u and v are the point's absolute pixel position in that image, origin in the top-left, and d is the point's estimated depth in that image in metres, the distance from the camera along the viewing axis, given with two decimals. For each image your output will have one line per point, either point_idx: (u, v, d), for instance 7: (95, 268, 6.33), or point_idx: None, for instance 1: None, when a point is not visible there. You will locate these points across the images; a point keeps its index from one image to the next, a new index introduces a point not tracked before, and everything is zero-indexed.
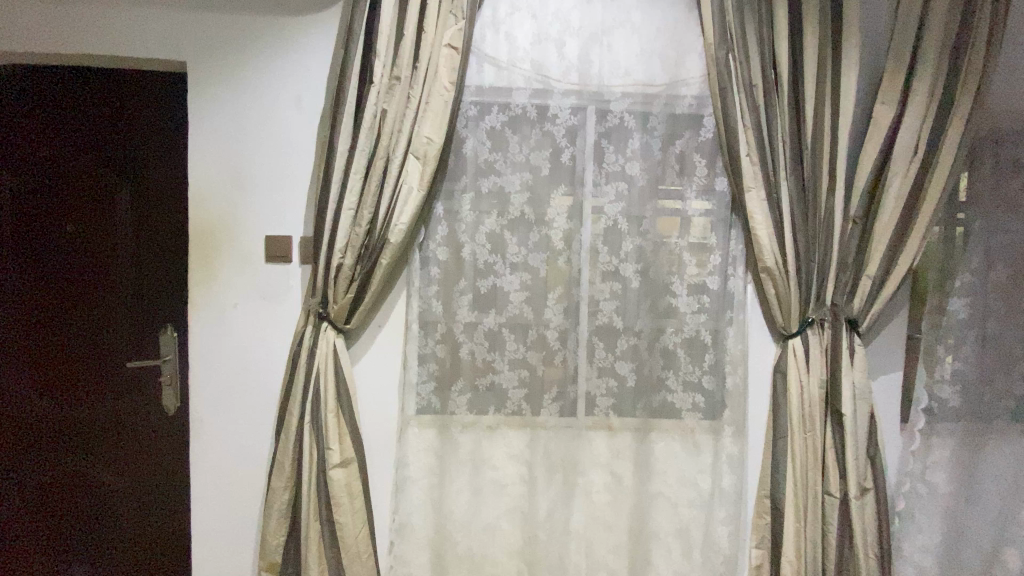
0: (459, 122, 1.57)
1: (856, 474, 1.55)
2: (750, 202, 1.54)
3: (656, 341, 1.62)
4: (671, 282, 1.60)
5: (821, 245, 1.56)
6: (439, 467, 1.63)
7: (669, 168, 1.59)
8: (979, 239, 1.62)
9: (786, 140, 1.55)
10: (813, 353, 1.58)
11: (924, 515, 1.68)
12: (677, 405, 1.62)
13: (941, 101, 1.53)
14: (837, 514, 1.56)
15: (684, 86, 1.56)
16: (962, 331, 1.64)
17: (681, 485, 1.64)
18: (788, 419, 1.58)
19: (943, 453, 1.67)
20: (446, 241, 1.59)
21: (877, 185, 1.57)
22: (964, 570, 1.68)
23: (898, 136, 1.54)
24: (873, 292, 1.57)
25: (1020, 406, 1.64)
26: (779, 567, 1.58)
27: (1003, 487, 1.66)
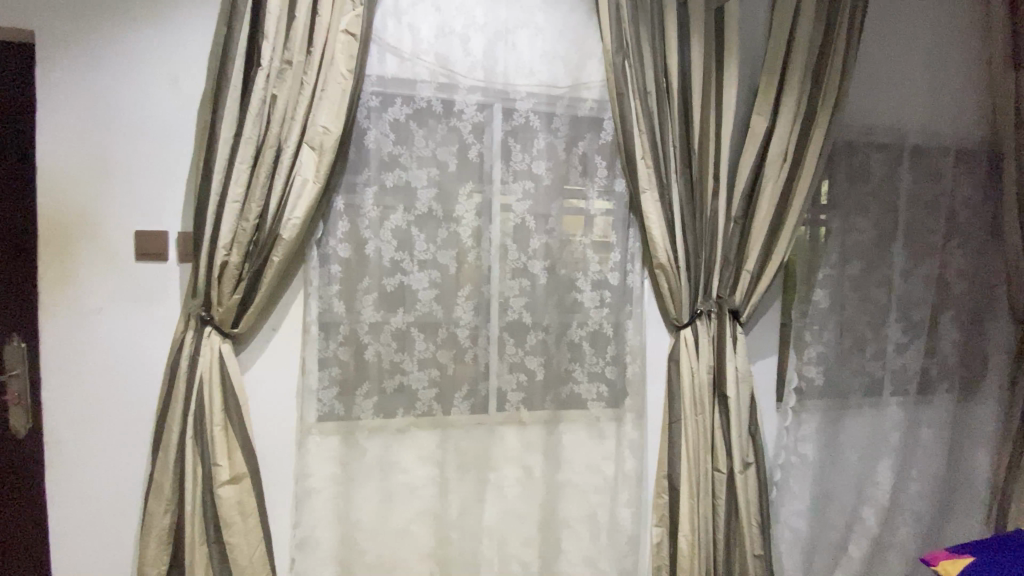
0: (360, 113, 1.50)
1: (739, 449, 1.71)
2: (646, 203, 1.64)
3: (564, 336, 1.66)
4: (577, 278, 1.65)
5: (708, 242, 1.69)
6: (344, 474, 1.55)
7: (573, 168, 1.63)
8: (837, 237, 1.84)
9: (676, 145, 1.65)
10: (702, 341, 1.71)
11: (798, 483, 1.88)
12: (583, 396, 1.68)
13: (804, 114, 1.72)
14: (725, 488, 1.70)
15: (586, 89, 1.61)
16: (825, 319, 1.85)
17: (587, 472, 1.70)
18: (682, 404, 1.70)
19: (812, 427, 1.88)
20: (348, 237, 1.51)
21: (755, 186, 1.72)
22: (831, 528, 1.91)
23: (772, 144, 1.70)
24: (751, 285, 1.74)
25: (868, 381, 1.90)
26: (677, 542, 1.69)
27: (858, 452, 1.91)
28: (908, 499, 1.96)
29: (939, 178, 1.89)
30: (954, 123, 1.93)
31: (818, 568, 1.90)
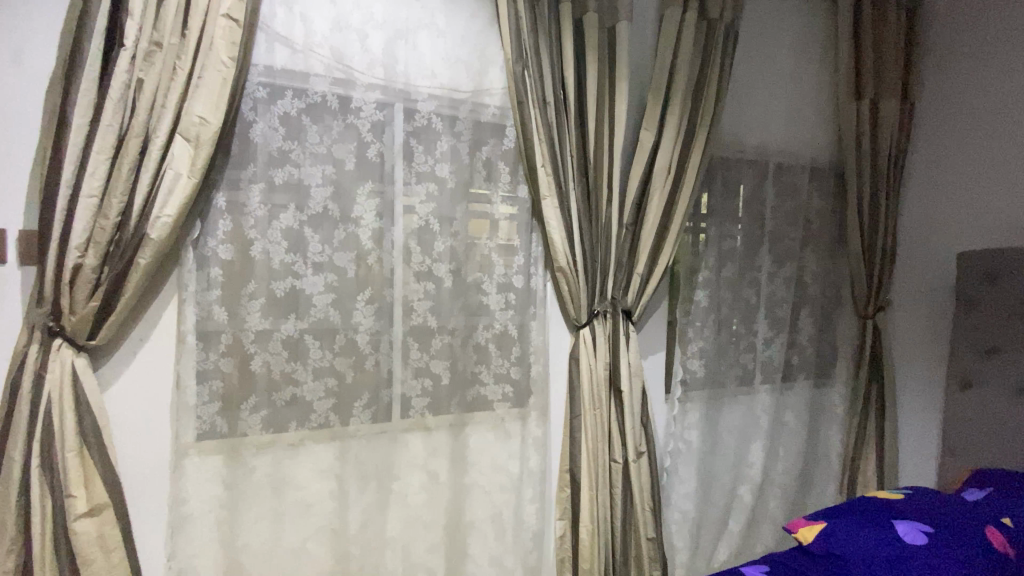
0: (245, 104, 1.40)
1: (634, 440, 1.83)
2: (546, 209, 1.70)
3: (469, 339, 1.67)
4: (481, 281, 1.67)
5: (603, 247, 1.79)
6: (229, 495, 1.43)
7: (476, 173, 1.65)
8: (715, 243, 2.04)
9: (573, 153, 1.74)
10: (599, 340, 1.80)
11: (686, 468, 2.05)
12: (489, 397, 1.70)
13: (685, 131, 1.89)
14: (621, 478, 1.81)
15: (488, 95, 1.64)
16: (705, 318, 2.04)
17: (493, 472, 1.72)
18: (582, 400, 1.78)
19: (696, 416, 2.06)
20: (231, 238, 1.40)
21: (644, 195, 1.86)
22: (714, 507, 2.10)
23: (658, 157, 1.85)
24: (641, 286, 1.87)
25: (742, 372, 2.13)
26: (578, 534, 1.77)
27: (735, 436, 2.13)
28: (776, 475, 2.22)
29: (796, 193, 2.17)
30: (808, 144, 2.22)
31: (704, 544, 2.09)
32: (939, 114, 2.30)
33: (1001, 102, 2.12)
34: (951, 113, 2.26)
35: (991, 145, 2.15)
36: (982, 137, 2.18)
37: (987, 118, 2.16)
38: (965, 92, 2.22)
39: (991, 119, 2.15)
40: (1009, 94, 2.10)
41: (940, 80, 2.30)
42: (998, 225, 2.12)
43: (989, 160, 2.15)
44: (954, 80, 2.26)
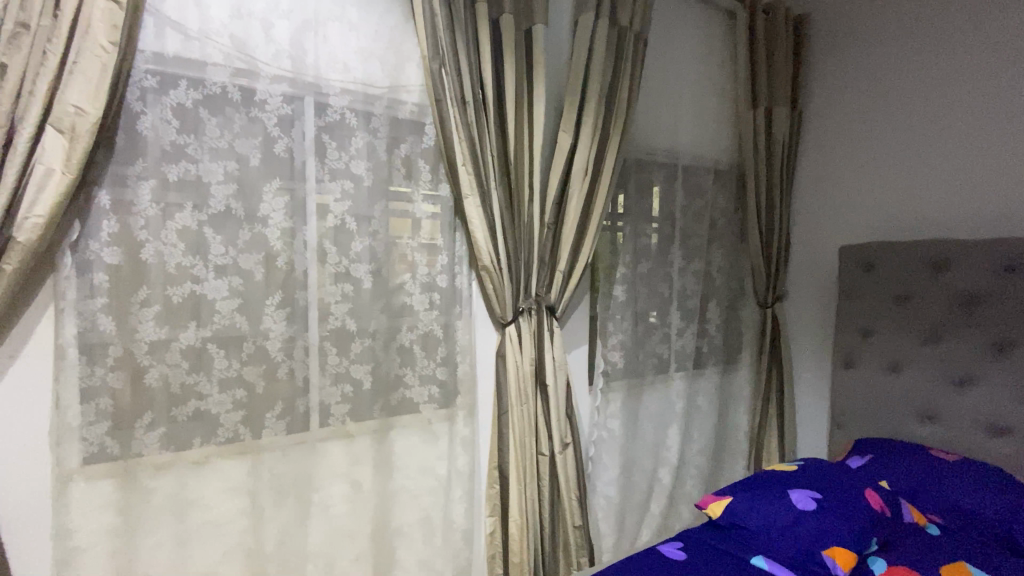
0: (131, 93, 1.28)
1: (559, 433, 1.87)
2: (468, 208, 1.69)
3: (391, 341, 1.63)
4: (403, 281, 1.63)
5: (526, 245, 1.82)
6: (125, 523, 1.30)
7: (395, 170, 1.61)
8: (631, 240, 2.15)
9: (493, 152, 1.74)
10: (524, 337, 1.83)
11: (609, 456, 2.14)
12: (414, 399, 1.67)
13: (601, 133, 1.96)
14: (548, 469, 1.86)
15: (405, 92, 1.61)
16: (624, 312, 2.14)
17: (420, 475, 1.70)
18: (508, 397, 1.80)
19: (617, 406, 2.15)
20: (118, 241, 1.27)
21: (563, 195, 1.91)
22: (636, 491, 2.21)
23: (575, 157, 1.90)
24: (563, 283, 1.92)
25: (658, 361, 2.26)
26: (507, 529, 1.79)
27: (653, 422, 2.26)
28: (691, 456, 2.38)
29: (702, 192, 2.33)
30: (712, 147, 2.38)
31: (628, 527, 2.19)
32: (822, 120, 2.52)
33: (875, 110, 2.34)
34: (831, 119, 2.49)
35: (868, 148, 2.37)
36: (861, 141, 2.40)
37: (864, 123, 2.38)
38: (842, 101, 2.45)
39: (867, 125, 2.37)
40: (881, 103, 2.33)
41: (821, 89, 2.51)
42: (876, 220, 2.35)
43: (867, 161, 2.38)
44: (836, 89, 2.47)
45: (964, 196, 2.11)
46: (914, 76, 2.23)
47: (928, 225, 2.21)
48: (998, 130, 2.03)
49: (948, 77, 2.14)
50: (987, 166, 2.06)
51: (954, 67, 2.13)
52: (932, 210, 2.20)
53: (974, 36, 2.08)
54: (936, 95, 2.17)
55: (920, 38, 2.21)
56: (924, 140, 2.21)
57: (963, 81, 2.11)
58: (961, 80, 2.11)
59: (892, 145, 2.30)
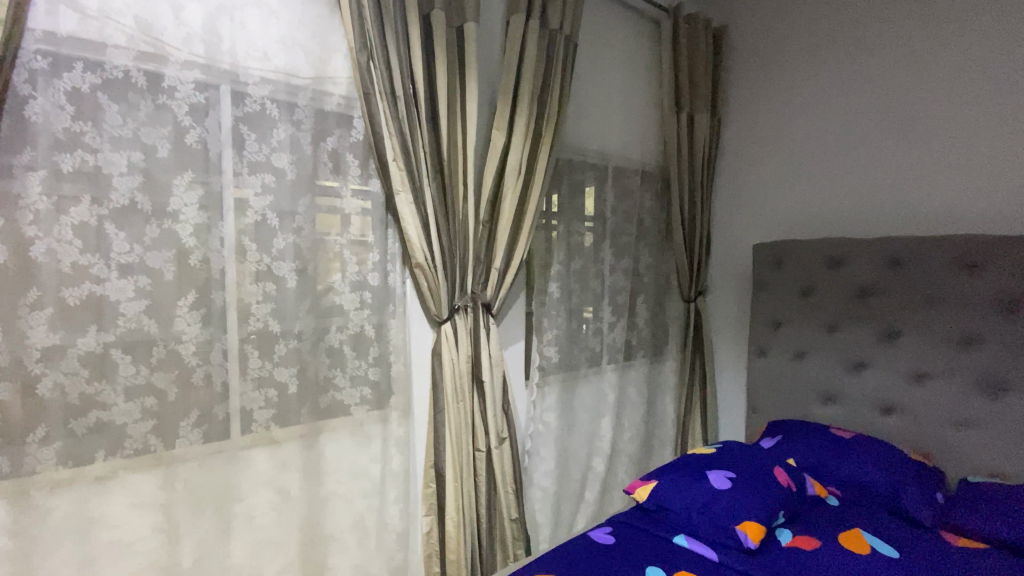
0: (17, 74, 1.15)
1: (495, 429, 1.88)
2: (400, 204, 1.65)
3: (319, 342, 1.57)
4: (332, 279, 1.58)
5: (461, 242, 1.80)
6: (16, 549, 1.18)
7: (321, 165, 1.56)
8: (563, 237, 2.20)
9: (426, 148, 1.72)
10: (460, 335, 1.82)
11: (545, 449, 2.18)
12: (345, 401, 1.62)
13: (534, 132, 1.99)
14: (484, 465, 1.87)
15: (331, 83, 1.56)
16: (557, 308, 2.19)
17: (353, 478, 1.66)
18: (444, 395, 1.79)
19: (552, 399, 2.20)
20: (3, 238, 1.15)
21: (497, 193, 1.92)
22: (571, 481, 2.27)
23: (509, 155, 1.91)
24: (499, 280, 1.93)
25: (591, 355, 2.33)
26: (444, 527, 1.79)
27: (587, 413, 2.34)
28: (623, 444, 2.48)
29: (630, 192, 2.43)
30: (639, 149, 2.48)
31: (564, 516, 2.25)
32: (739, 125, 2.67)
33: (787, 116, 2.50)
34: (748, 125, 2.64)
35: (782, 152, 2.54)
36: (775, 146, 2.56)
37: (776, 130, 2.54)
38: (758, 108, 2.60)
39: (780, 131, 2.54)
40: (792, 111, 2.49)
41: (739, 96, 2.66)
42: (791, 219, 2.52)
43: (782, 164, 2.54)
44: (753, 96, 2.62)
45: (865, 198, 2.29)
46: (822, 84, 2.39)
47: (836, 224, 2.38)
48: (891, 138, 2.21)
49: (850, 87, 2.30)
50: (883, 170, 2.23)
51: (851, 80, 2.30)
52: (838, 210, 2.37)
53: (871, 49, 2.24)
54: (840, 103, 2.34)
55: (827, 50, 2.36)
56: (831, 145, 2.38)
57: (862, 92, 2.27)
58: (860, 90, 2.28)
59: (804, 150, 2.46)
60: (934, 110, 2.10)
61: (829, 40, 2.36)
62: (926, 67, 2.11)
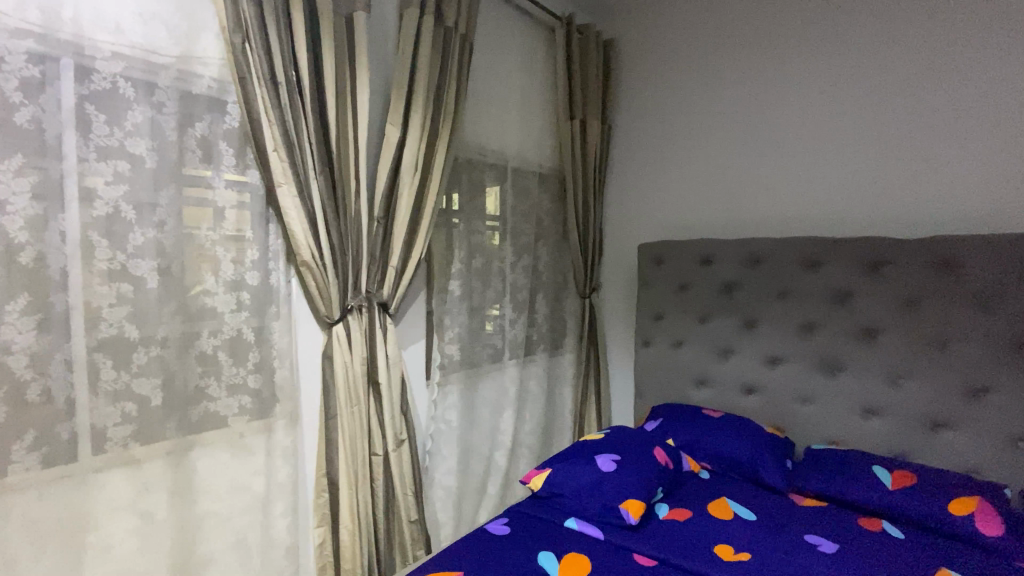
0: None
1: (392, 430, 1.83)
2: (282, 198, 1.55)
3: (188, 348, 1.43)
4: (202, 280, 1.45)
5: (352, 240, 1.74)
6: None
7: (189, 153, 1.42)
8: (463, 235, 2.20)
9: (312, 139, 1.62)
10: (354, 336, 1.74)
11: (446, 447, 2.17)
12: (221, 412, 1.49)
13: (431, 127, 1.95)
14: (381, 469, 1.81)
15: (201, 64, 1.42)
16: (457, 306, 2.18)
17: (232, 494, 1.53)
18: (336, 399, 1.71)
19: (453, 398, 2.20)
20: None
21: (392, 189, 1.86)
22: (472, 477, 2.29)
23: (405, 151, 1.86)
24: (396, 279, 1.88)
25: (493, 352, 2.36)
26: (337, 536, 1.71)
27: (490, 409, 2.36)
28: (524, 437, 2.55)
29: (528, 192, 2.49)
30: (538, 151, 2.55)
31: (465, 512, 2.27)
32: (628, 132, 2.85)
33: (669, 126, 2.71)
34: (636, 132, 2.82)
35: (664, 159, 2.75)
36: (658, 153, 2.76)
37: (660, 138, 2.75)
38: (643, 117, 2.79)
39: (662, 139, 2.74)
40: (672, 121, 2.70)
41: (628, 105, 2.84)
42: (673, 221, 2.74)
43: (666, 171, 2.74)
44: (640, 106, 2.80)
45: (735, 203, 2.54)
46: (700, 99, 2.61)
47: (710, 226, 2.62)
48: (755, 150, 2.46)
49: (721, 103, 2.55)
50: (750, 179, 2.49)
51: (720, 97, 2.55)
52: (713, 213, 2.61)
53: (740, 70, 2.49)
54: (714, 117, 2.57)
55: (704, 68, 2.59)
56: (707, 155, 2.61)
57: (733, 107, 2.51)
58: (731, 105, 2.52)
59: (683, 157, 2.68)
60: (785, 126, 2.38)
61: (705, 58, 2.58)
62: (784, 87, 2.37)
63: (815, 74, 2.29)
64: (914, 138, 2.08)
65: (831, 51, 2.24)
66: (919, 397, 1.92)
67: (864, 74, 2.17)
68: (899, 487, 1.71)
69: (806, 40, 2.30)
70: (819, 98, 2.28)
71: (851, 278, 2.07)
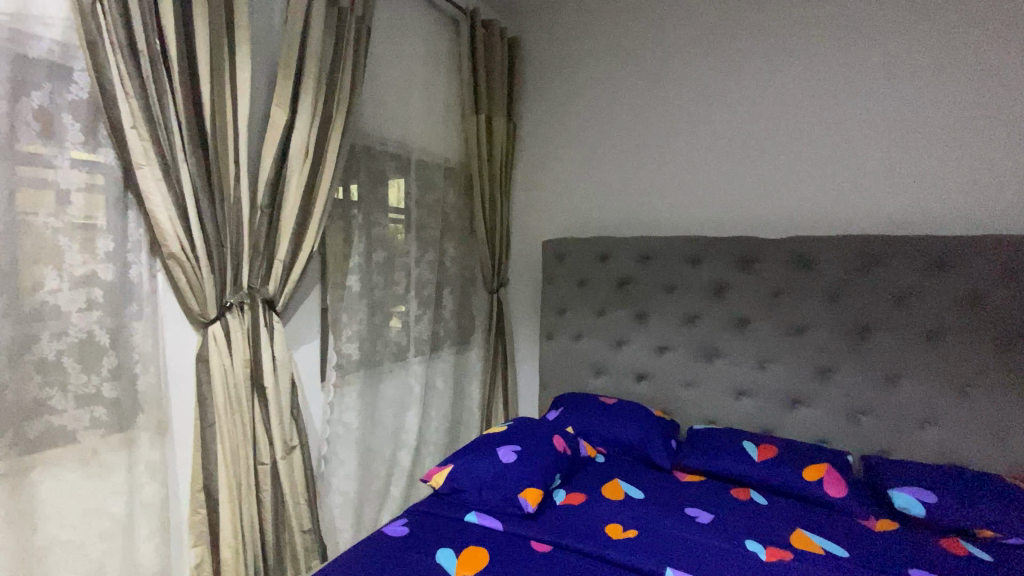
0: None
1: (281, 436, 1.71)
2: (144, 182, 1.37)
3: (24, 353, 1.22)
4: (42, 274, 1.25)
5: (232, 231, 1.59)
6: None
7: (23, 126, 1.21)
8: (362, 228, 2.11)
9: (182, 118, 1.46)
10: (234, 336, 1.60)
11: (344, 451, 2.08)
12: (67, 427, 1.30)
13: (323, 113, 1.83)
14: (269, 479, 1.69)
15: (39, 23, 1.22)
16: (355, 302, 2.08)
17: (85, 520, 1.34)
18: (214, 406, 1.56)
19: (352, 398, 2.10)
20: None
21: (279, 176, 1.73)
22: (374, 480, 2.22)
23: (293, 136, 1.74)
24: (284, 274, 1.75)
25: (396, 350, 2.29)
26: (218, 555, 1.56)
27: (393, 409, 2.30)
28: (429, 435, 2.51)
29: (433, 186, 2.44)
30: (442, 144, 2.51)
31: (366, 516, 2.19)
32: (533, 130, 2.91)
33: (571, 126, 2.80)
34: (540, 131, 2.89)
35: (567, 158, 2.83)
36: (562, 152, 2.84)
37: (563, 138, 2.83)
38: (547, 116, 2.86)
39: (565, 139, 2.82)
40: (574, 122, 2.79)
41: (533, 103, 2.89)
42: (575, 219, 2.83)
43: (569, 169, 2.83)
44: (544, 105, 2.86)
45: (631, 203, 2.67)
46: (600, 101, 2.71)
47: (608, 224, 2.74)
48: (649, 151, 2.61)
49: (618, 107, 2.67)
50: (644, 180, 2.63)
51: (617, 101, 2.67)
52: (611, 212, 2.73)
53: (637, 76, 2.61)
54: (613, 119, 2.69)
55: (604, 72, 2.69)
56: (607, 154, 2.72)
57: (630, 109, 2.64)
58: (629, 107, 2.64)
59: (585, 157, 2.78)
60: (674, 132, 2.54)
61: (604, 63, 2.69)
62: (675, 94, 2.53)
63: (702, 82, 2.46)
64: (780, 148, 2.31)
65: (715, 61, 2.43)
66: (779, 377, 2.17)
67: (743, 84, 2.37)
68: (764, 459, 1.91)
69: (693, 51, 2.47)
70: (705, 104, 2.46)
71: (726, 273, 2.28)
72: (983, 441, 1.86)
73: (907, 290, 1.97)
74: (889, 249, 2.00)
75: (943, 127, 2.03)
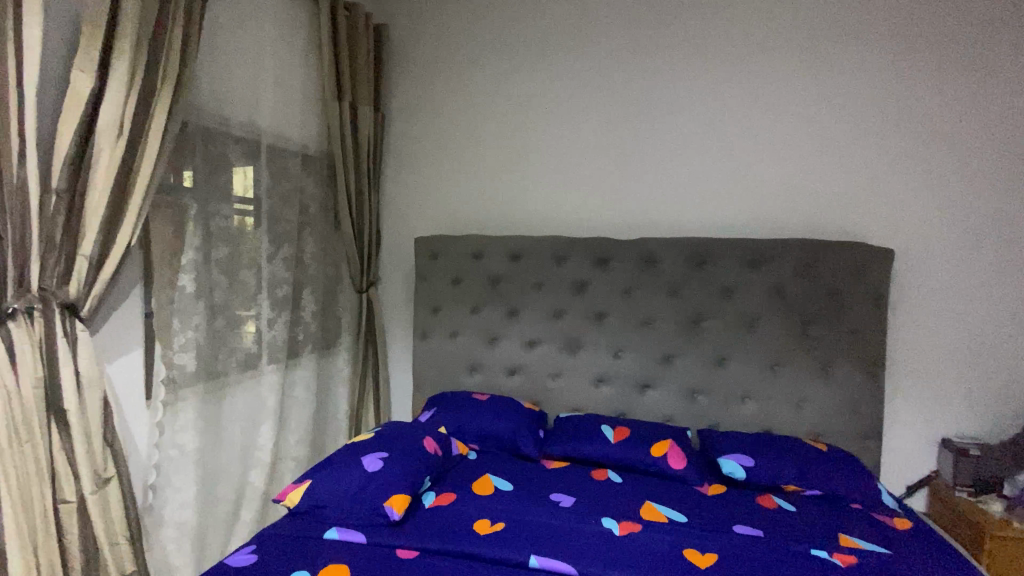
0: None
1: (90, 468, 1.43)
2: None
3: None
4: None
5: (15, 219, 1.29)
6: None
7: None
8: (200, 220, 1.86)
9: None
10: (18, 350, 1.30)
11: (179, 477, 1.82)
12: None
13: (144, 85, 1.57)
14: (75, 518, 1.41)
15: None
16: (191, 305, 1.83)
17: None
18: None
19: (189, 415, 1.84)
20: None
21: (83, 156, 1.44)
22: (217, 506, 1.98)
23: (103, 109, 1.46)
24: (90, 274, 1.46)
25: (247, 357, 2.06)
26: None
27: (242, 424, 2.06)
28: (287, 449, 2.30)
29: (289, 176, 2.23)
30: (299, 131, 2.31)
31: (209, 547, 1.95)
32: (401, 124, 2.82)
33: (440, 122, 2.76)
34: (408, 125, 2.81)
35: (436, 155, 2.78)
36: (431, 148, 2.79)
37: (433, 133, 2.78)
38: (416, 110, 2.79)
39: (435, 134, 2.77)
40: (444, 118, 2.76)
41: (401, 96, 2.80)
42: (446, 216, 2.80)
43: (440, 165, 2.78)
44: (412, 99, 2.79)
45: (501, 202, 2.71)
46: (470, 98, 2.71)
47: (479, 221, 2.75)
48: (518, 151, 2.66)
49: (488, 106, 2.68)
50: (513, 180, 2.69)
51: (486, 100, 2.69)
52: (482, 210, 2.74)
53: (505, 77, 2.65)
54: (482, 118, 2.70)
55: (473, 70, 2.69)
56: (477, 153, 2.73)
57: (500, 109, 2.67)
58: (498, 108, 2.67)
59: (456, 155, 2.76)
60: (541, 135, 2.63)
61: (473, 62, 2.69)
62: (540, 98, 2.61)
63: (565, 89, 2.57)
64: (633, 156, 2.51)
65: (578, 69, 2.55)
66: (631, 365, 2.38)
67: (602, 94, 2.53)
68: (619, 440, 2.08)
69: (557, 59, 2.58)
70: (570, 108, 2.58)
71: (587, 270, 2.44)
72: (786, 409, 2.23)
73: (730, 285, 2.28)
74: (717, 250, 2.30)
75: (760, 144, 2.37)
